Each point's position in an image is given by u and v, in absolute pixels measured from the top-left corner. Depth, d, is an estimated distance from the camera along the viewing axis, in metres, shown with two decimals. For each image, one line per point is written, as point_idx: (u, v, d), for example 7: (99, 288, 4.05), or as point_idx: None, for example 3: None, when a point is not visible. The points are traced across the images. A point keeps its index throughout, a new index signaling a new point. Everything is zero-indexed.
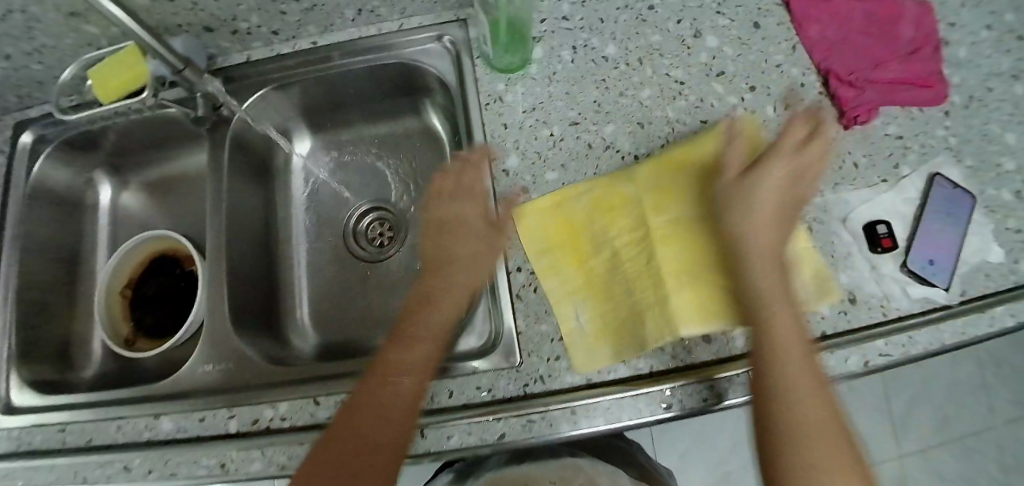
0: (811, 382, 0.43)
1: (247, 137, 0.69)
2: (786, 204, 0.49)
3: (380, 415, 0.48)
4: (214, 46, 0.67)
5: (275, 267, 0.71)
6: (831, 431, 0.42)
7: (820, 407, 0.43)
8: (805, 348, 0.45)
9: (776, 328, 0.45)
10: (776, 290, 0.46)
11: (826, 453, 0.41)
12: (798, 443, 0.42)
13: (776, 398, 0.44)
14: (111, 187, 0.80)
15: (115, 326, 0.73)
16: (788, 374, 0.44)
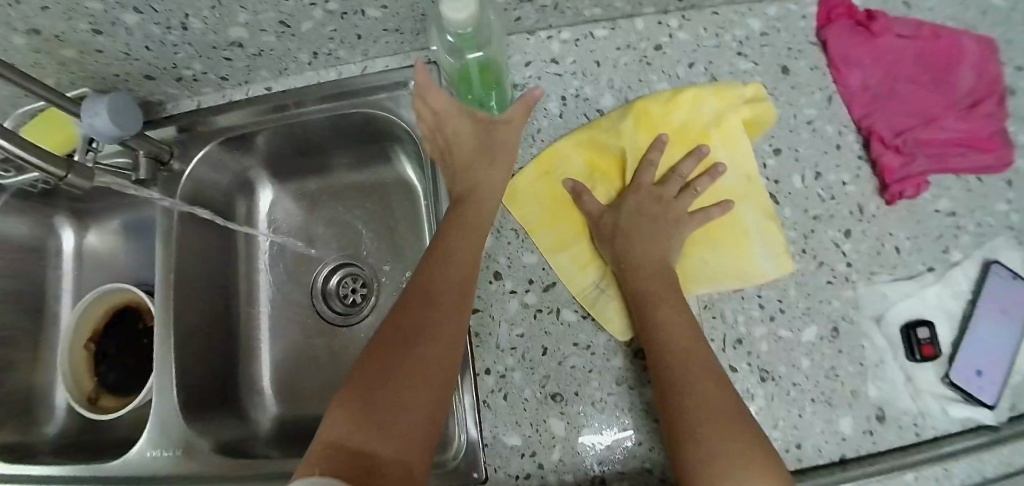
0: (700, 387, 0.41)
1: (201, 192, 0.63)
2: (667, 220, 0.51)
3: (399, 397, 0.39)
4: (161, 92, 0.60)
5: (237, 331, 0.66)
6: (733, 429, 0.39)
7: (713, 399, 0.41)
8: (692, 347, 0.44)
9: (661, 330, 0.45)
10: (663, 290, 0.47)
11: (733, 456, 0.37)
12: (704, 457, 0.38)
13: (674, 419, 0.41)
14: (74, 231, 0.73)
15: (78, 382, 0.67)
16: (679, 378, 0.42)
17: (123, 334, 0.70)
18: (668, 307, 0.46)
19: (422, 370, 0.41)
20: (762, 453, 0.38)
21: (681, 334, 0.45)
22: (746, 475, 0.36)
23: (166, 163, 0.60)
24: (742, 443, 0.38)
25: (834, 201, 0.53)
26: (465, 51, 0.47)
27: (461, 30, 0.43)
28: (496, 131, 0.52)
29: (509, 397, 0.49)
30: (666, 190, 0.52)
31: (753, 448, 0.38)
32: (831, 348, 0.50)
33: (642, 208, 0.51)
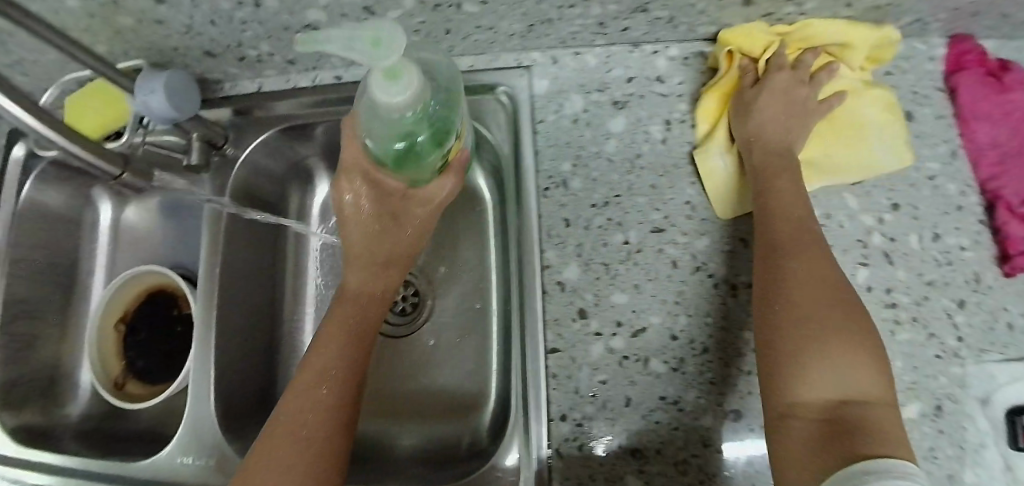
0: (803, 264, 0.39)
1: (255, 179, 0.57)
2: (802, 108, 0.48)
3: (300, 445, 0.39)
4: (220, 70, 0.55)
5: (278, 332, 0.61)
6: (833, 319, 0.36)
7: (814, 295, 0.38)
8: (800, 232, 0.41)
9: (771, 215, 0.43)
10: (779, 177, 0.45)
11: (826, 335, 0.35)
12: (801, 329, 0.36)
13: (770, 289, 0.39)
14: (112, 206, 0.68)
15: (105, 364, 0.62)
16: (782, 257, 0.40)
17: (155, 318, 0.65)
18: (784, 191, 0.44)
19: (317, 408, 0.41)
20: (863, 342, 0.36)
21: (790, 217, 0.42)
22: (841, 354, 0.35)
23: (220, 147, 0.55)
24: (842, 322, 0.36)
25: (951, 267, 0.49)
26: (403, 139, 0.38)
27: (401, 117, 0.36)
28: (410, 209, 0.47)
29: (585, 448, 0.45)
30: (804, 86, 0.48)
31: (849, 342, 0.35)
32: (932, 429, 0.47)
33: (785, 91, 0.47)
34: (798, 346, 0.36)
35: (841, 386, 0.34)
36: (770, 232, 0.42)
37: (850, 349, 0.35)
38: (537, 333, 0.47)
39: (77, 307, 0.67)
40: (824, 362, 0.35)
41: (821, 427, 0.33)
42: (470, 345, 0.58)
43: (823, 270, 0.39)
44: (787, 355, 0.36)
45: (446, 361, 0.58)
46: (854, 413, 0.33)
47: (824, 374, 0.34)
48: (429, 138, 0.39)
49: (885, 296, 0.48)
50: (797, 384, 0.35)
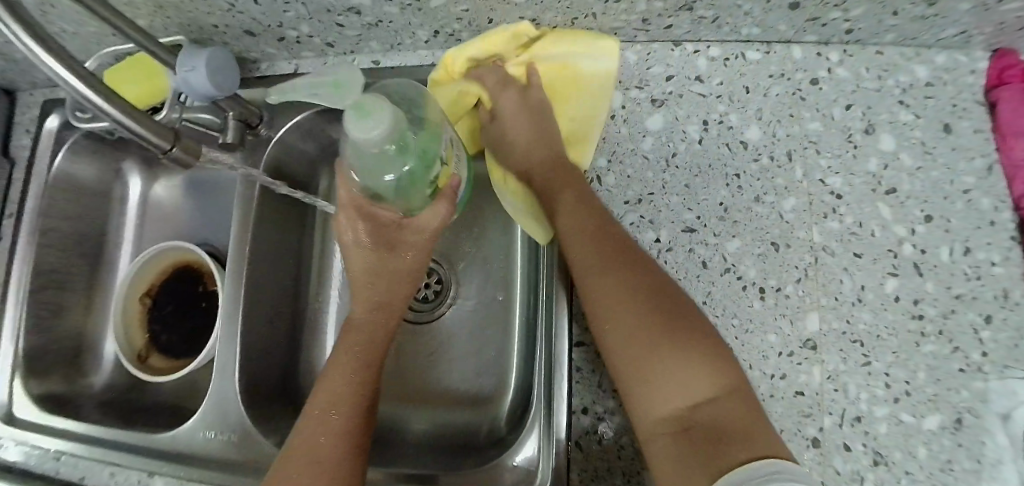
0: (610, 280, 0.41)
1: (289, 159, 0.58)
2: (533, 121, 0.51)
3: (299, 469, 0.39)
4: (258, 50, 0.55)
5: (303, 313, 0.62)
6: (660, 322, 0.37)
7: (622, 307, 0.39)
8: (602, 234, 0.43)
9: (574, 232, 0.44)
10: (568, 192, 0.47)
11: (655, 353, 0.37)
12: (636, 357, 0.37)
13: (595, 311, 0.40)
14: (141, 181, 0.69)
15: (130, 335, 0.63)
16: (603, 281, 0.41)
17: (179, 294, 0.66)
18: (569, 204, 0.46)
19: (332, 433, 0.41)
20: (692, 331, 0.37)
21: (588, 224, 0.44)
22: (670, 363, 0.36)
23: (254, 127, 0.55)
24: (664, 331, 0.37)
25: (979, 281, 0.49)
26: (392, 160, 0.39)
27: (382, 152, 0.38)
28: (406, 240, 0.46)
29: (606, 442, 0.45)
30: (493, 110, 0.52)
31: (686, 341, 0.37)
32: (951, 441, 0.47)
33: (518, 113, 0.51)
34: (637, 365, 0.37)
35: (689, 392, 0.35)
36: (576, 252, 0.44)
37: (682, 349, 0.36)
38: (564, 326, 0.48)
39: (103, 279, 0.68)
40: (661, 378, 0.36)
41: (684, 440, 0.35)
42: (493, 336, 0.58)
43: (625, 272, 0.40)
44: (629, 379, 0.38)
45: (466, 349, 0.59)
46: (709, 412, 0.35)
47: (671, 385, 0.36)
48: (413, 166, 0.41)
49: (912, 307, 0.48)
50: (652, 403, 0.36)
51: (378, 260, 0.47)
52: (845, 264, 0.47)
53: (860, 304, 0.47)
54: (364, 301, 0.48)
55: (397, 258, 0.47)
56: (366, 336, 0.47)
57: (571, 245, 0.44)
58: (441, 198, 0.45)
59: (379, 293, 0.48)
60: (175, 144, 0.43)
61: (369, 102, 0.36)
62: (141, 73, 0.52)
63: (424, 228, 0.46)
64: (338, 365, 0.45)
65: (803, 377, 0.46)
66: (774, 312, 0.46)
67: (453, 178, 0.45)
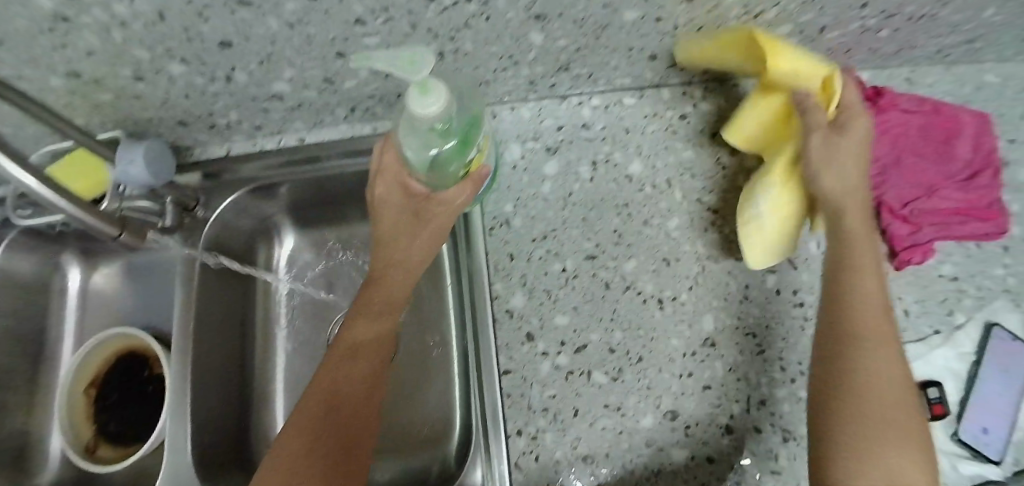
0: (881, 348, 0.40)
1: (223, 239, 0.63)
2: (835, 148, 0.46)
3: (303, 450, 0.41)
4: (190, 137, 0.61)
5: (251, 382, 0.65)
6: (896, 407, 0.39)
7: (875, 365, 0.40)
8: (881, 313, 0.42)
9: (855, 289, 0.43)
10: (851, 231, 0.45)
11: (886, 423, 0.38)
12: (872, 416, 0.38)
13: (847, 348, 0.41)
14: (80, 272, 0.73)
15: (76, 430, 0.65)
16: (861, 336, 0.41)
17: (125, 381, 0.69)
18: (852, 251, 0.45)
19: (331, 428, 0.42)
20: (913, 431, 0.38)
21: (867, 294, 0.43)
22: (901, 452, 0.37)
23: (191, 209, 0.61)
24: (902, 415, 0.39)
25: None
26: (433, 145, 0.38)
27: (431, 127, 0.37)
28: (432, 214, 0.44)
29: (541, 458, 0.50)
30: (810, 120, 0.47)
31: (910, 446, 0.38)
32: None
33: (846, 160, 0.46)
34: (861, 428, 0.38)
35: (895, 478, 0.36)
36: (836, 292, 0.44)
37: (904, 442, 0.38)
38: (489, 357, 0.51)
39: (48, 374, 0.71)
40: (885, 456, 0.37)
41: None
42: (434, 377, 0.63)
43: (889, 346, 0.41)
44: (852, 431, 0.38)
45: (410, 393, 0.63)
46: None
47: (885, 457, 0.37)
48: (456, 145, 0.39)
49: (793, 297, 0.54)
50: (841, 446, 0.38)
51: (401, 223, 0.45)
52: (730, 268, 0.55)
53: (746, 300, 0.54)
54: (390, 266, 0.46)
55: (423, 228, 0.45)
56: (391, 299, 0.47)
57: (839, 282, 0.44)
58: (467, 181, 0.43)
59: (401, 259, 0.46)
60: (124, 230, 0.52)
61: (431, 83, 0.35)
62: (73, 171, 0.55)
63: (446, 207, 0.43)
64: (364, 321, 0.46)
65: (709, 372, 0.51)
66: (673, 319, 0.53)
67: (484, 166, 0.43)
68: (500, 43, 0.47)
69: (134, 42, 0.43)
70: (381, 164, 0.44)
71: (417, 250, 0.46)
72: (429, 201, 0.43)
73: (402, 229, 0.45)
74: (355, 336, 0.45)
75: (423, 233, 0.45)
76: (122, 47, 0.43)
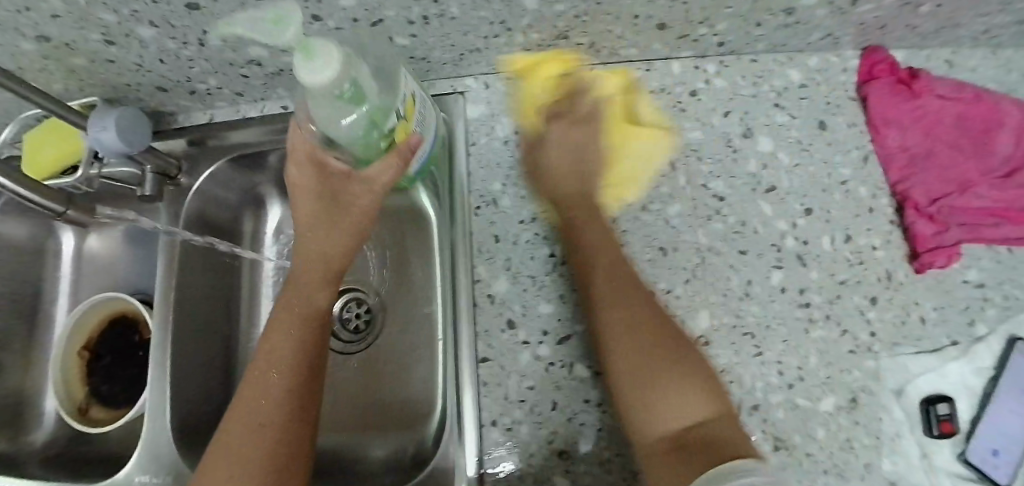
0: (624, 309, 0.45)
1: (209, 211, 0.62)
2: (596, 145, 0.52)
3: (251, 433, 0.40)
4: (173, 103, 0.60)
5: (237, 350, 0.65)
6: (668, 352, 0.43)
7: (631, 319, 0.44)
8: (610, 273, 0.47)
9: (582, 246, 0.49)
10: (581, 202, 0.50)
11: (660, 370, 0.42)
12: (641, 370, 0.42)
13: (606, 318, 0.45)
14: (73, 234, 0.72)
15: (69, 391, 0.65)
16: (619, 299, 0.46)
17: (117, 344, 0.69)
18: (581, 219, 0.50)
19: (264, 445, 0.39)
20: (684, 367, 0.42)
21: (597, 249, 0.48)
22: (680, 389, 0.41)
23: (173, 177, 0.60)
24: (660, 353, 0.43)
25: (862, 266, 0.52)
26: (339, 113, 0.36)
27: (335, 94, 0.35)
28: (354, 196, 0.46)
29: (515, 451, 0.47)
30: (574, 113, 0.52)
31: (687, 379, 0.42)
32: (849, 420, 0.49)
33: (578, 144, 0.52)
34: (641, 385, 0.42)
35: (686, 413, 0.40)
36: (590, 278, 0.48)
37: (681, 381, 0.41)
38: (469, 342, 0.50)
39: (43, 333, 0.71)
40: (672, 398, 0.41)
41: (672, 445, 0.39)
42: (417, 358, 0.61)
43: (642, 304, 0.45)
44: (637, 393, 0.42)
45: (393, 370, 0.61)
46: (703, 431, 0.39)
47: (673, 401, 0.41)
48: (370, 110, 0.37)
49: (799, 297, 0.50)
50: (637, 406, 0.42)
51: (319, 212, 0.47)
52: (732, 262, 0.51)
53: (747, 299, 0.50)
54: (312, 252, 0.47)
55: (348, 208, 0.47)
56: (314, 282, 0.47)
57: (581, 262, 0.48)
58: (393, 155, 0.41)
59: (324, 244, 0.47)
60: (66, 208, 0.54)
61: (309, 42, 0.33)
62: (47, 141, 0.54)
63: (368, 184, 0.44)
64: (290, 306, 0.46)
65: None
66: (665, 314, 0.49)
67: (412, 137, 0.41)
68: (489, 8, 0.44)
69: (97, 4, 0.42)
70: (295, 152, 0.45)
71: (339, 239, 0.48)
72: (350, 180, 0.45)
73: (322, 215, 0.47)
74: (277, 356, 0.43)
75: (347, 218, 0.47)
76: (88, 11, 0.43)
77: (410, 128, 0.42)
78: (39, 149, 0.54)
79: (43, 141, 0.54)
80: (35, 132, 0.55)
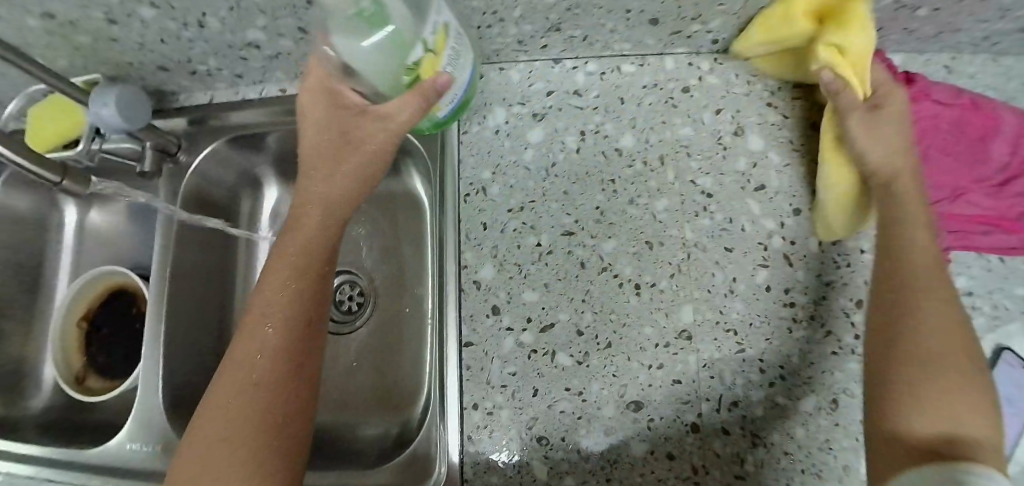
0: (930, 307, 0.41)
1: (206, 188, 0.64)
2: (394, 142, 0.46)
3: (240, 395, 0.40)
4: (174, 84, 0.61)
5: (229, 327, 0.67)
6: (936, 355, 0.39)
7: (920, 305, 0.41)
8: (924, 267, 0.43)
9: (904, 242, 0.44)
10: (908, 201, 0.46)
11: (929, 367, 0.39)
12: (915, 365, 0.39)
13: (886, 306, 0.43)
14: (76, 207, 0.73)
15: (68, 358, 0.67)
16: (913, 289, 0.42)
17: (116, 316, 0.70)
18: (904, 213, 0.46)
19: (249, 409, 0.40)
20: (966, 373, 0.39)
21: (917, 244, 0.44)
22: (941, 389, 0.38)
23: (173, 154, 0.62)
24: (929, 358, 0.39)
25: (850, 269, 0.52)
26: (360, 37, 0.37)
27: (356, 6, 0.37)
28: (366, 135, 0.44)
29: (493, 435, 0.48)
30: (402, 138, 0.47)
31: (955, 388, 0.38)
32: (828, 422, 0.49)
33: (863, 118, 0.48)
34: (897, 383, 0.39)
35: (941, 421, 0.37)
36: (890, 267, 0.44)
37: (937, 379, 0.38)
38: (453, 326, 0.51)
39: (42, 305, 0.72)
40: (940, 401, 0.38)
41: (920, 447, 0.36)
42: (406, 344, 0.61)
43: (932, 300, 0.42)
44: (890, 384, 0.40)
45: (382, 354, 0.62)
46: (957, 448, 0.36)
47: (929, 399, 0.38)
48: (392, 33, 0.37)
49: (784, 296, 0.50)
50: (885, 406, 0.39)
51: (325, 151, 0.46)
52: (717, 258, 0.51)
53: (731, 295, 0.50)
54: (311, 198, 0.46)
55: (358, 148, 0.45)
56: (308, 236, 0.45)
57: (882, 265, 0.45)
58: (415, 92, 0.39)
59: (324, 190, 0.46)
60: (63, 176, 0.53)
61: None
62: (48, 114, 0.57)
63: (383, 122, 0.43)
64: (279, 259, 0.45)
65: (681, 366, 0.49)
66: (648, 307, 0.50)
67: (439, 76, 0.38)
68: None
69: None
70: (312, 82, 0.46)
71: (342, 180, 0.46)
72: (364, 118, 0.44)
73: (332, 153, 0.46)
74: (269, 316, 0.43)
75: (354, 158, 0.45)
76: None
77: (440, 65, 0.39)
78: (41, 123, 0.57)
79: (43, 116, 0.57)
80: (35, 106, 0.58)
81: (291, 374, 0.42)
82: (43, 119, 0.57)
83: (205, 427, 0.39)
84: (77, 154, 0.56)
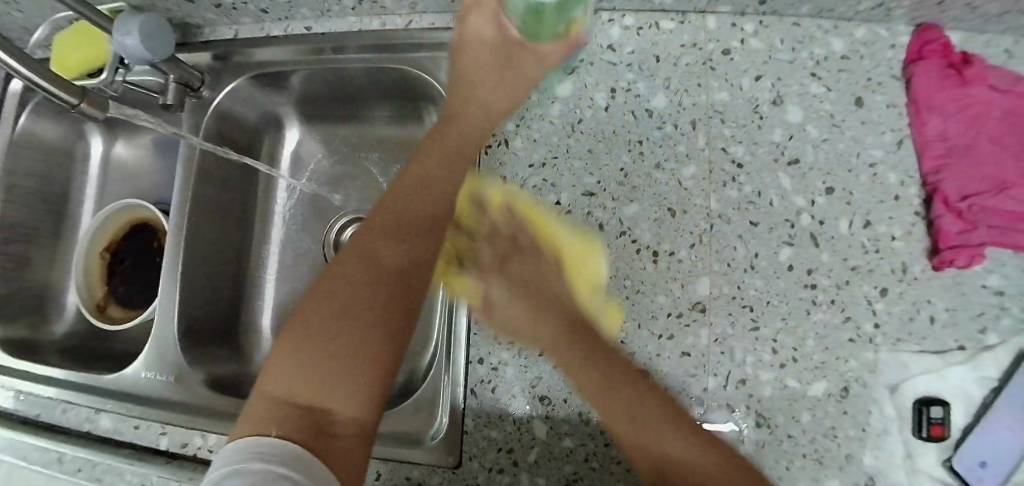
0: (625, 404, 0.40)
1: (228, 126, 0.64)
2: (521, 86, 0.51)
3: (357, 300, 0.38)
4: (199, 16, 0.61)
5: (245, 266, 0.67)
6: (671, 438, 0.38)
7: (617, 405, 0.40)
8: (594, 368, 0.42)
9: (564, 349, 0.44)
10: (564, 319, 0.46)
11: (679, 453, 0.37)
12: (664, 465, 0.37)
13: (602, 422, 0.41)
14: (101, 139, 0.74)
15: (91, 287, 0.69)
16: (600, 396, 0.41)
17: (138, 249, 0.72)
18: (566, 341, 0.44)
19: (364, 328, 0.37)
20: (695, 432, 0.38)
21: (576, 348, 0.44)
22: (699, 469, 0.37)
23: (196, 89, 0.61)
24: (676, 445, 0.38)
25: (878, 254, 0.50)
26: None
27: None
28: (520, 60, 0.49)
29: (496, 391, 0.48)
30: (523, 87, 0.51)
31: (707, 455, 0.37)
32: (836, 409, 0.47)
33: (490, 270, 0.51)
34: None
35: None
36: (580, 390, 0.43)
37: (692, 457, 0.37)
38: (466, 277, 0.51)
39: (66, 233, 0.74)
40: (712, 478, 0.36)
41: None
42: None
43: (626, 397, 0.40)
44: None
45: None
46: None
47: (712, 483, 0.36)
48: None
49: (806, 277, 0.49)
50: None
51: (484, 68, 0.50)
52: (740, 232, 0.49)
53: (751, 271, 0.49)
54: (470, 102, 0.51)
55: (508, 72, 0.50)
56: (456, 141, 0.49)
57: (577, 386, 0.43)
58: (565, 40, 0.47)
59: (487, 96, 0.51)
60: (80, 100, 0.51)
61: None
62: (72, 44, 0.57)
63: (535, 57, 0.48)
64: (436, 152, 0.48)
65: (691, 339, 0.48)
66: (664, 275, 0.49)
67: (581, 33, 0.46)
68: None
69: None
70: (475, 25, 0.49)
71: (499, 94, 0.51)
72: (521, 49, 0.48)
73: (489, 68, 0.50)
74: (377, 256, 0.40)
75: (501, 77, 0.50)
76: None
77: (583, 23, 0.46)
78: (65, 52, 0.57)
79: (68, 44, 0.57)
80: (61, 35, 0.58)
81: (368, 363, 0.37)
82: (68, 48, 0.57)
83: (292, 345, 0.37)
84: (100, 83, 0.56)
